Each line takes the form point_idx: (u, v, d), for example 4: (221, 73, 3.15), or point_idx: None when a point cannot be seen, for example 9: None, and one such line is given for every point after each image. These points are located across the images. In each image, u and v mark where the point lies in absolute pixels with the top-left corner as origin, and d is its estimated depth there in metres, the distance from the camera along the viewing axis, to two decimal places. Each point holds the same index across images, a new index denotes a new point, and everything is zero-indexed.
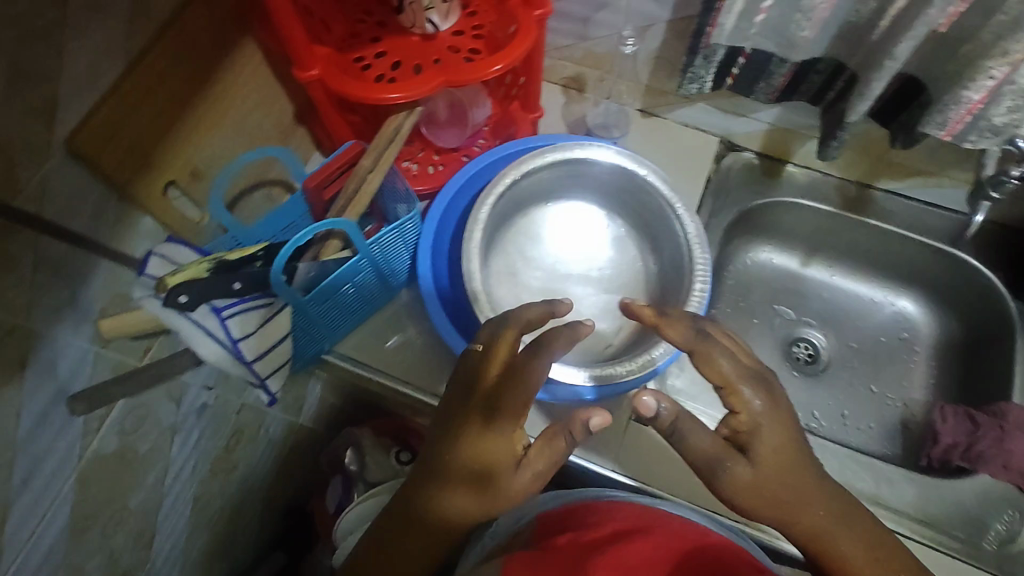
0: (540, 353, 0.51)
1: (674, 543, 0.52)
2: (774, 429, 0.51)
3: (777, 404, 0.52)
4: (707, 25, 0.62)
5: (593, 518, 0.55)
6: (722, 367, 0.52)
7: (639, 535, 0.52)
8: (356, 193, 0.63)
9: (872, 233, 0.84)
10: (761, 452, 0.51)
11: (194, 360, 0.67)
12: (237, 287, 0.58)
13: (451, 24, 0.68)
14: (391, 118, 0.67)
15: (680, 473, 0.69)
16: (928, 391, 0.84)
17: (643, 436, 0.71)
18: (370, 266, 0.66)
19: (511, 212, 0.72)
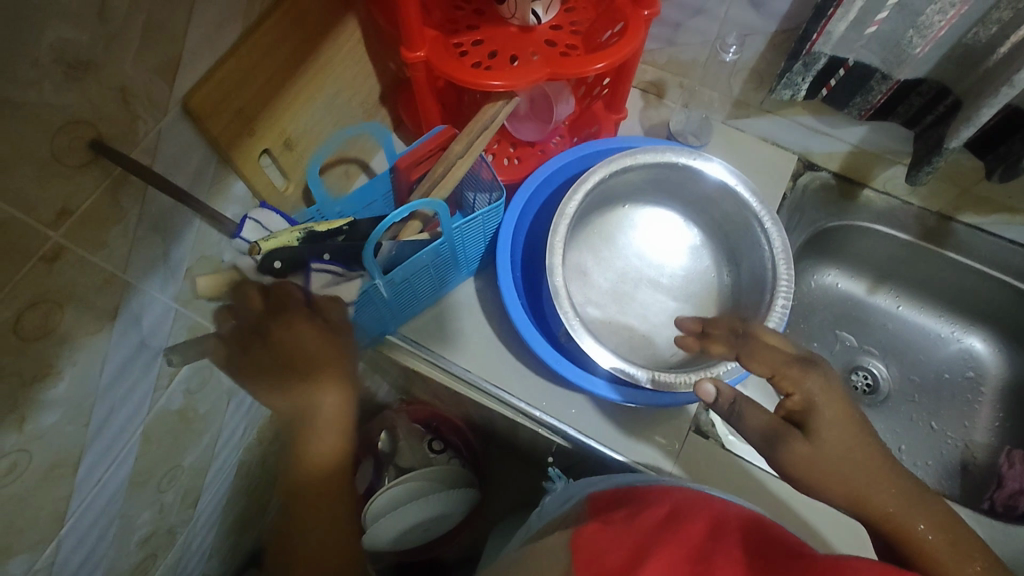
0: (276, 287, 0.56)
1: (728, 515, 0.49)
2: (831, 405, 0.48)
3: (833, 383, 0.50)
4: (814, 31, 0.64)
5: (648, 495, 0.53)
6: (767, 357, 0.52)
7: (687, 513, 0.48)
8: (444, 175, 0.63)
9: (949, 266, 0.83)
10: (818, 426, 0.48)
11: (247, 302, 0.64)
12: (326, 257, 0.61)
13: (550, 18, 0.68)
14: (488, 106, 0.66)
15: (743, 477, 0.67)
16: (993, 434, 0.81)
17: (702, 449, 0.69)
18: (450, 250, 0.66)
19: (591, 208, 0.72)
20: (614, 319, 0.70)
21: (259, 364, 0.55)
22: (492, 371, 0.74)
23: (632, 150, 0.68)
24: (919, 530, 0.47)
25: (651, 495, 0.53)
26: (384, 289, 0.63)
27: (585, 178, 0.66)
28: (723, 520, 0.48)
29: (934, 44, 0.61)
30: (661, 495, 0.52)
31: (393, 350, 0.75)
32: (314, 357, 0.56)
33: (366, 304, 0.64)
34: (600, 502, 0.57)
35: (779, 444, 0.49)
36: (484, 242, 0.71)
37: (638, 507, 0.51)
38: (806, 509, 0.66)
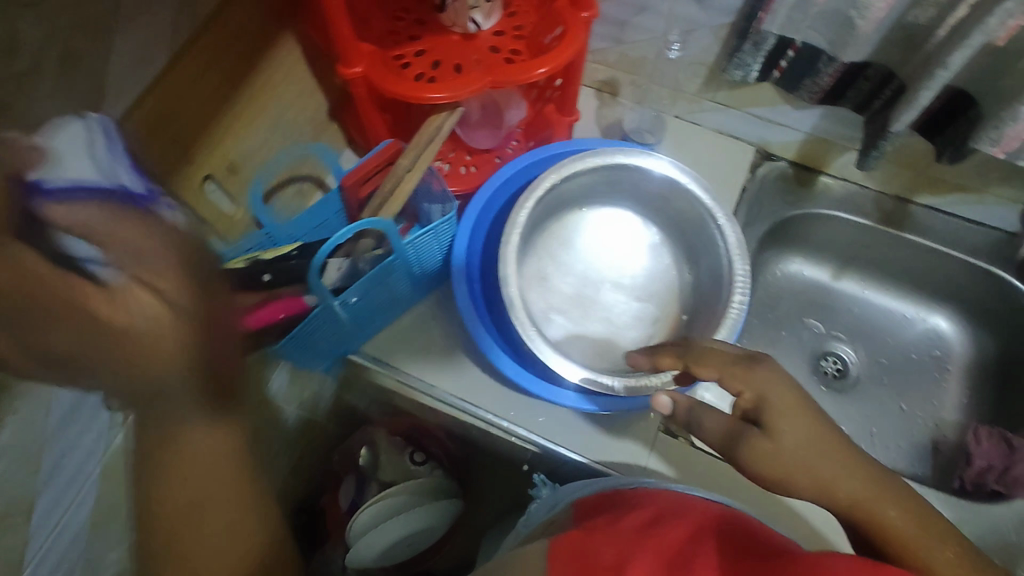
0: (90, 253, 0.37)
1: (717, 519, 0.49)
2: (782, 395, 0.48)
3: (781, 374, 0.49)
4: (760, 9, 0.64)
5: (632, 500, 0.53)
6: (712, 357, 0.52)
7: (668, 517, 0.48)
8: (392, 191, 0.62)
9: (909, 248, 0.83)
10: (772, 420, 0.47)
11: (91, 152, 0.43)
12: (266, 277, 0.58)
13: (493, 24, 0.67)
14: (434, 116, 0.65)
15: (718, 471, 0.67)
16: (962, 411, 0.82)
17: (673, 446, 0.69)
18: (404, 266, 0.65)
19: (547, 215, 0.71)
20: (576, 325, 0.70)
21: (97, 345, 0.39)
22: (457, 385, 0.73)
23: (582, 154, 0.67)
24: (886, 515, 0.47)
25: (636, 501, 0.53)
26: (339, 312, 0.62)
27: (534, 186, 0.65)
28: (704, 522, 0.47)
29: (878, 25, 0.60)
30: (643, 501, 0.52)
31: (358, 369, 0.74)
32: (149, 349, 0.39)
33: (321, 327, 0.62)
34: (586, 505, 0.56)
35: (740, 444, 0.49)
36: (441, 256, 0.71)
37: (623, 511, 0.50)
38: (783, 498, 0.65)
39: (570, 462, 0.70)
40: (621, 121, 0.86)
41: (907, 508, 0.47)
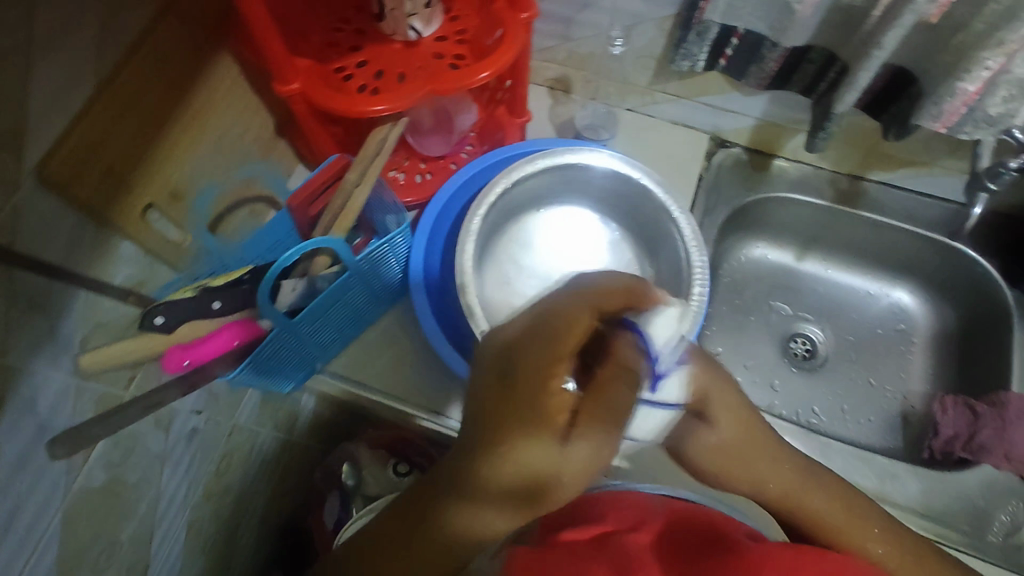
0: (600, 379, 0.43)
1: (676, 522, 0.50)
2: (720, 394, 0.53)
3: (718, 374, 0.54)
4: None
5: (598, 506, 0.53)
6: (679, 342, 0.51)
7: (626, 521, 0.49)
8: (343, 207, 0.61)
9: (867, 226, 0.84)
10: (711, 411, 0.53)
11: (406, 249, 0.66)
12: (217, 306, 0.55)
13: (434, 30, 0.66)
14: (377, 129, 0.65)
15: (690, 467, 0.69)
16: (929, 382, 0.83)
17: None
18: (359, 282, 0.64)
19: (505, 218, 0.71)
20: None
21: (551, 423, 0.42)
22: (423, 398, 0.72)
23: (532, 156, 0.68)
24: (812, 504, 0.52)
25: (603, 506, 0.53)
26: (296, 334, 0.61)
27: (484, 192, 0.65)
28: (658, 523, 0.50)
29: (815, 6, 0.60)
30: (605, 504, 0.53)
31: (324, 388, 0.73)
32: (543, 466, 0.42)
33: (278, 351, 0.61)
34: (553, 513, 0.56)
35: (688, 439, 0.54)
36: (399, 269, 0.70)
37: (588, 520, 0.51)
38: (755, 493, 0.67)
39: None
40: (574, 119, 0.86)
41: (834, 496, 0.52)
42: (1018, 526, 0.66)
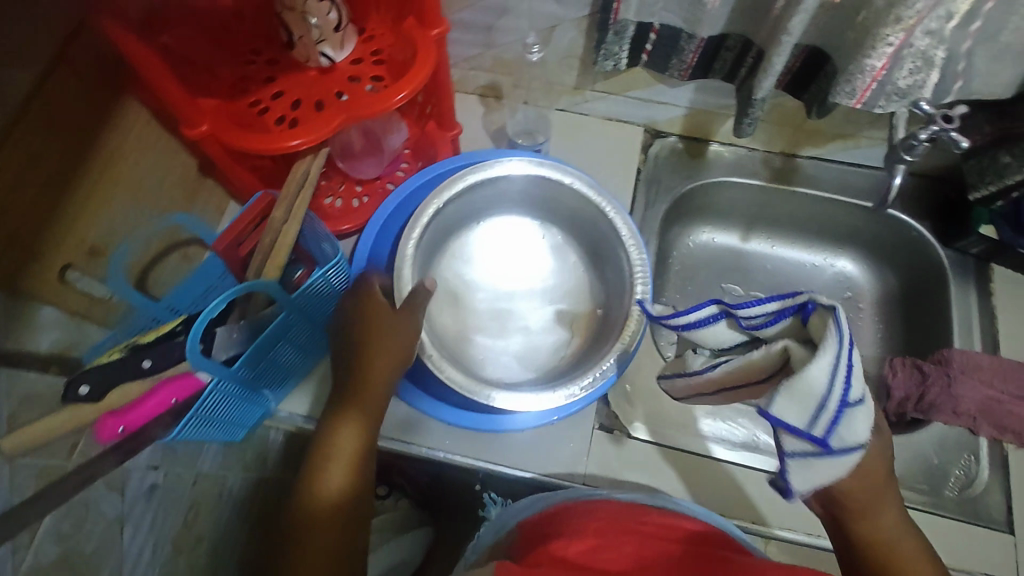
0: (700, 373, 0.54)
1: (654, 529, 0.51)
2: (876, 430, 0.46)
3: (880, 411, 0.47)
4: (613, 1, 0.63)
5: (575, 519, 0.54)
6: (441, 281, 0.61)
7: (616, 536, 0.49)
8: (271, 247, 0.60)
9: (804, 201, 0.86)
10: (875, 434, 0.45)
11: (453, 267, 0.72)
12: (147, 365, 0.52)
13: (348, 53, 0.65)
14: (297, 162, 0.63)
15: (655, 468, 0.70)
16: (879, 345, 0.85)
17: (616, 442, 0.71)
18: (300, 319, 0.63)
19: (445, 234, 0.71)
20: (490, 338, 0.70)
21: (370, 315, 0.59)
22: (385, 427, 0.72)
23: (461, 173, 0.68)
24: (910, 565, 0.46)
25: (578, 516, 0.54)
26: (239, 381, 0.59)
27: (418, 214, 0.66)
28: (651, 540, 0.50)
29: None
30: (589, 518, 0.53)
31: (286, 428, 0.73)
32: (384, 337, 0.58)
33: (219, 404, 0.58)
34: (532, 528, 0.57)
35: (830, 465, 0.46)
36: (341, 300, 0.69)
37: (562, 529, 0.52)
38: (717, 482, 0.69)
39: (513, 478, 0.71)
40: (506, 126, 0.86)
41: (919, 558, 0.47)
42: (972, 479, 0.69)
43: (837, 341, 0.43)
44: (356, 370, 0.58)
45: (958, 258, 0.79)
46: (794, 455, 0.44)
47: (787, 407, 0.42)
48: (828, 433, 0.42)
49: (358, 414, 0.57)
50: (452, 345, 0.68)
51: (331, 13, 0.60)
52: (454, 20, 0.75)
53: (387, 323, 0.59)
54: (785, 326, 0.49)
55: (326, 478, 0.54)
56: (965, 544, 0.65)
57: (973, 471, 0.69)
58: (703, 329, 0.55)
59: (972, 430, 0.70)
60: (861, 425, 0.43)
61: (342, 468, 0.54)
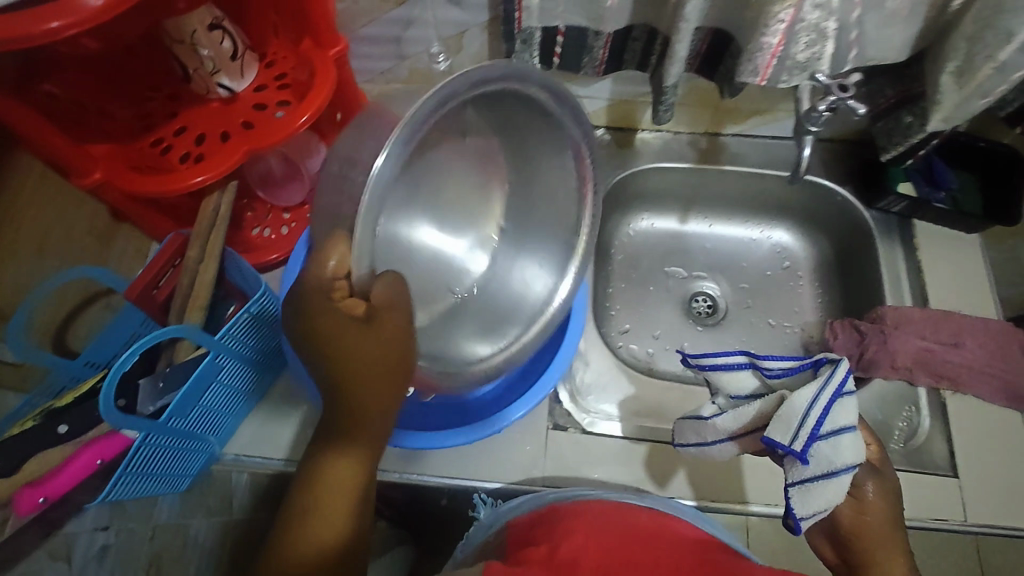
0: (707, 424, 0.61)
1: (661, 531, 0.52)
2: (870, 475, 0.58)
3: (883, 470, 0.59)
4: (514, 10, 0.64)
5: (564, 522, 0.52)
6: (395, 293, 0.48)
7: (614, 553, 0.47)
8: (191, 289, 0.58)
9: (732, 177, 0.87)
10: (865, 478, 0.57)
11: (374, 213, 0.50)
12: (63, 429, 0.51)
13: (251, 80, 0.63)
14: (205, 201, 0.60)
15: (623, 462, 0.70)
16: (820, 309, 0.88)
17: (643, 452, 0.71)
18: (231, 360, 0.60)
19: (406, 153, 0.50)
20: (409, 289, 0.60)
21: (357, 333, 0.48)
22: None
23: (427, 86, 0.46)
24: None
25: (568, 515, 0.54)
26: (171, 430, 0.56)
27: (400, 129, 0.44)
28: (636, 545, 0.48)
29: None
30: (579, 524, 0.51)
31: (264, 470, 0.69)
32: (382, 354, 0.49)
33: (154, 457, 0.56)
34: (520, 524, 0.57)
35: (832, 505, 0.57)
36: (272, 333, 0.66)
37: (551, 533, 0.51)
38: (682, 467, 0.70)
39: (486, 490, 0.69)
40: None
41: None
42: (915, 429, 0.71)
43: (824, 380, 0.56)
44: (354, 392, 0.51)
45: (882, 217, 0.81)
46: (796, 481, 0.54)
47: (776, 431, 0.55)
48: (807, 450, 0.53)
49: (359, 436, 0.53)
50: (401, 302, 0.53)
51: (225, 41, 0.58)
52: (360, 35, 0.74)
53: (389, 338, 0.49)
54: (799, 379, 0.61)
55: (328, 505, 0.51)
56: (914, 493, 0.67)
57: (916, 421, 0.71)
58: (726, 372, 0.62)
59: (910, 381, 0.73)
60: (849, 450, 0.53)
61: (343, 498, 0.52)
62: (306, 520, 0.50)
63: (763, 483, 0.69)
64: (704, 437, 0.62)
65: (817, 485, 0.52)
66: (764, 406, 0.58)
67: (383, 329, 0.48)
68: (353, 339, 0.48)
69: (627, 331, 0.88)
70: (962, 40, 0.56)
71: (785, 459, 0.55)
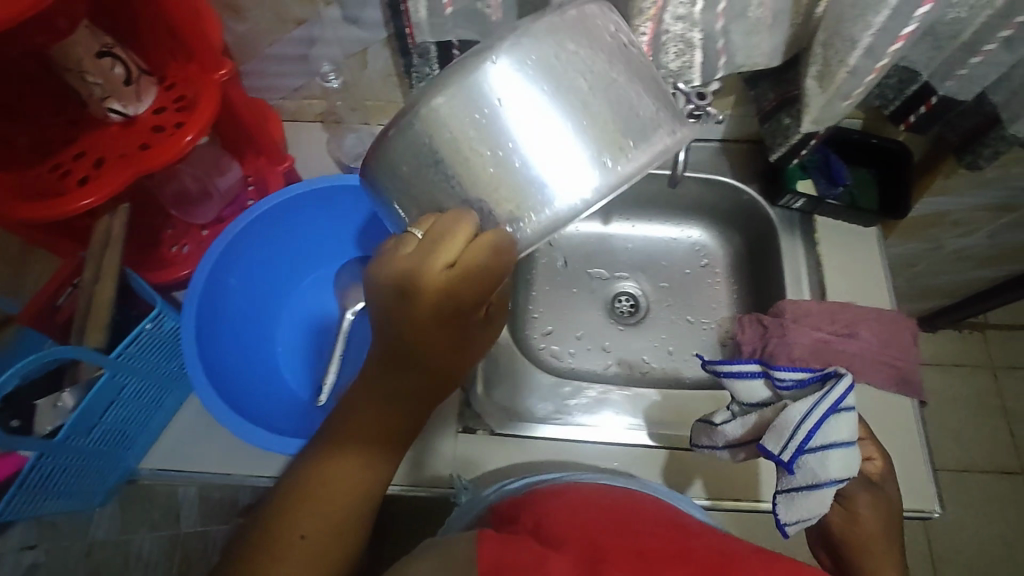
0: (714, 430, 0.65)
1: (638, 505, 0.53)
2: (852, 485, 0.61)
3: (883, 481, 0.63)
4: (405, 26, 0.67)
5: (543, 500, 0.53)
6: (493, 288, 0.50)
7: (612, 538, 0.46)
8: (87, 310, 0.60)
9: (646, 179, 0.90)
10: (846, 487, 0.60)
11: (509, 167, 0.43)
12: None
13: (150, 103, 0.64)
14: (99, 222, 0.62)
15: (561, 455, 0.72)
16: (735, 305, 0.91)
17: (591, 454, 0.72)
18: (130, 377, 0.63)
19: (610, 85, 0.44)
20: (400, 119, 0.44)
21: (439, 330, 0.49)
22: (262, 467, 0.70)
23: (662, 147, 0.45)
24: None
25: (548, 498, 0.53)
26: (70, 449, 0.59)
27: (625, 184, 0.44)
28: (609, 522, 0.49)
29: (502, 6, 0.65)
30: (569, 505, 0.51)
31: (200, 481, 0.71)
32: (444, 349, 0.50)
33: (50, 475, 0.59)
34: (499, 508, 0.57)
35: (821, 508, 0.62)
36: (173, 345, 0.69)
37: (535, 514, 0.51)
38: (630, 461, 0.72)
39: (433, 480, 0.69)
40: (341, 149, 0.85)
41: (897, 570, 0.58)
42: None
43: (821, 395, 0.58)
44: (406, 377, 0.50)
45: (785, 214, 0.84)
46: (783, 489, 0.58)
47: (770, 440, 0.59)
48: (795, 462, 0.57)
49: (390, 415, 0.51)
50: (479, 196, 0.45)
51: (116, 66, 0.60)
52: (268, 54, 0.76)
53: (462, 338, 0.51)
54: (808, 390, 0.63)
55: (351, 477, 0.50)
56: None
57: None
58: (740, 381, 0.66)
59: None
60: (835, 465, 0.56)
61: (367, 473, 0.50)
62: (336, 492, 0.49)
63: (741, 474, 0.71)
64: (712, 441, 0.66)
65: (801, 496, 0.57)
66: (770, 414, 0.62)
67: (462, 330, 0.50)
68: (444, 332, 0.49)
69: (549, 333, 0.91)
70: (818, 47, 0.59)
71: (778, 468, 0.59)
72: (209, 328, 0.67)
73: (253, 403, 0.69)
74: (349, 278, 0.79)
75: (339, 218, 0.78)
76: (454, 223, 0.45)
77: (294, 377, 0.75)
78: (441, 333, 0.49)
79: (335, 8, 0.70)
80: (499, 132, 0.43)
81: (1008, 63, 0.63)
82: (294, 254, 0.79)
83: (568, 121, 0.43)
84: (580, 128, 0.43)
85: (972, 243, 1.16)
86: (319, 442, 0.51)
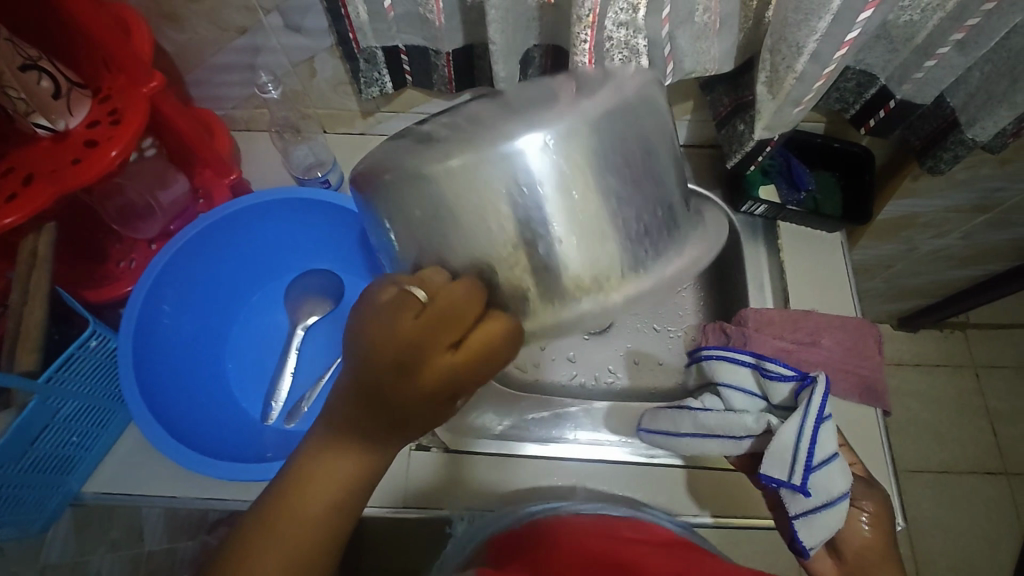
0: (687, 414, 0.66)
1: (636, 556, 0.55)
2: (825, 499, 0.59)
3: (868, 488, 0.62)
4: (347, 32, 0.65)
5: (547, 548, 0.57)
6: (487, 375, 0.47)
7: None
8: (15, 332, 0.57)
9: None
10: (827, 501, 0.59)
11: (534, 246, 0.45)
12: None
13: (83, 116, 0.61)
14: (23, 241, 0.59)
15: (536, 473, 0.71)
16: (701, 314, 0.89)
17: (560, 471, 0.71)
18: (63, 400, 0.61)
19: (643, 190, 0.47)
20: (418, 171, 0.44)
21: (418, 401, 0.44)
22: (208, 489, 0.68)
23: (677, 259, 0.49)
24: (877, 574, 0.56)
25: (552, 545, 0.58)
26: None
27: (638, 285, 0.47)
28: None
29: (444, 12, 0.61)
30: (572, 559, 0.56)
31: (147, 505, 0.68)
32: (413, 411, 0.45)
33: None
34: (502, 541, 0.61)
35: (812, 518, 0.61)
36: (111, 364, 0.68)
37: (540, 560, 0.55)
38: (611, 480, 0.71)
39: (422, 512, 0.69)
40: (289, 158, 0.81)
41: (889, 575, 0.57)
42: None
43: (805, 408, 0.59)
44: (385, 417, 0.45)
45: (748, 220, 0.82)
46: (800, 513, 0.57)
47: (775, 467, 0.57)
48: (806, 483, 0.56)
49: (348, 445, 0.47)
50: (499, 269, 0.46)
51: (44, 80, 0.57)
52: (213, 63, 0.74)
53: (439, 412, 0.46)
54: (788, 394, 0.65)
55: (316, 502, 0.46)
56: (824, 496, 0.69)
57: None
58: (728, 364, 0.69)
59: None
60: (839, 478, 0.57)
61: (336, 499, 0.46)
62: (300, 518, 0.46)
63: (725, 493, 0.70)
64: (678, 427, 0.66)
65: (820, 515, 0.56)
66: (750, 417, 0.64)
67: (446, 410, 0.46)
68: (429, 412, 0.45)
69: None
70: (766, 52, 0.57)
71: (782, 492, 0.58)
72: (147, 347, 0.66)
73: (195, 417, 0.67)
74: (300, 293, 0.78)
75: (294, 231, 0.77)
76: (465, 300, 0.44)
77: (241, 392, 0.74)
78: (425, 412, 0.45)
79: (275, 16, 0.68)
80: (536, 212, 0.44)
81: (962, 66, 0.62)
82: (245, 265, 0.77)
83: (602, 215, 0.45)
84: (610, 226, 0.45)
85: (947, 243, 1.14)
86: (278, 489, 0.47)
